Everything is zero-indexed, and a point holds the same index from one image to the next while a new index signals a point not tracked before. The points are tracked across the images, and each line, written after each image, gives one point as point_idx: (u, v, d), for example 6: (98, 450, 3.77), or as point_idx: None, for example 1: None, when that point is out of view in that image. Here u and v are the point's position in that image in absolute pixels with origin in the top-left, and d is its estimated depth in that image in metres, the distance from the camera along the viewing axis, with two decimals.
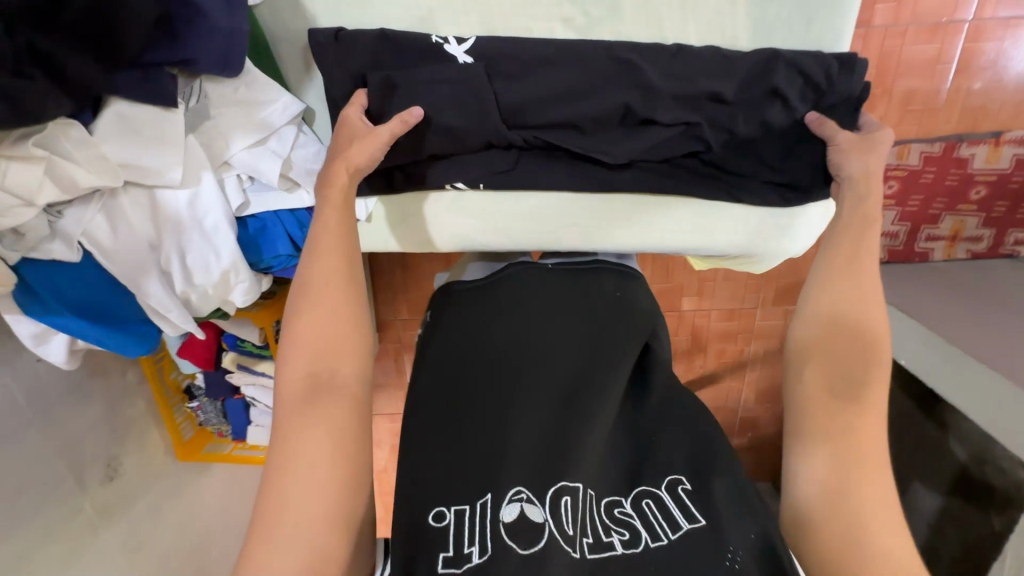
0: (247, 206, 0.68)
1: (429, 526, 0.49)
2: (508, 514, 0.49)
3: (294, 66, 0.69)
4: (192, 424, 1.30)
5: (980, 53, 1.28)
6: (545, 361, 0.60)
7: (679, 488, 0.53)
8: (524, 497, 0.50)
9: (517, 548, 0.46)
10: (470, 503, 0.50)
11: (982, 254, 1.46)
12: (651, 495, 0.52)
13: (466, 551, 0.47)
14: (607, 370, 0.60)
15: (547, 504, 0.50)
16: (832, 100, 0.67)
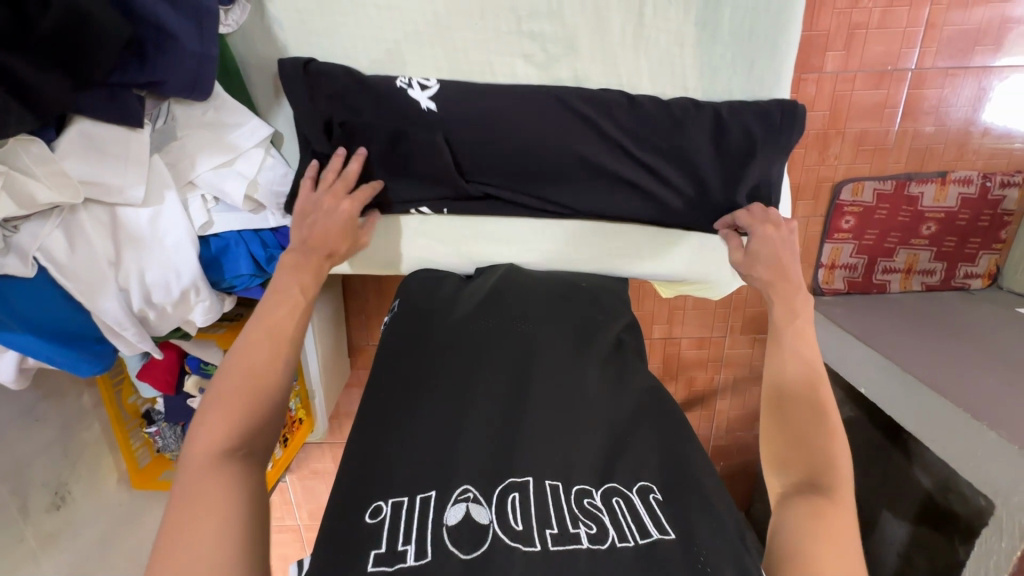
0: (211, 225, 0.68)
1: (364, 524, 0.46)
2: (452, 515, 0.46)
3: (264, 91, 0.72)
4: (149, 450, 1.24)
5: (923, 100, 1.37)
6: (489, 361, 0.61)
7: (650, 496, 0.50)
8: (469, 497, 0.47)
9: (460, 553, 0.43)
10: (410, 498, 0.48)
11: (936, 287, 1.53)
12: (621, 494, 0.50)
13: (400, 549, 0.44)
14: (555, 366, 0.61)
15: (493, 504, 0.47)
16: (773, 136, 0.71)
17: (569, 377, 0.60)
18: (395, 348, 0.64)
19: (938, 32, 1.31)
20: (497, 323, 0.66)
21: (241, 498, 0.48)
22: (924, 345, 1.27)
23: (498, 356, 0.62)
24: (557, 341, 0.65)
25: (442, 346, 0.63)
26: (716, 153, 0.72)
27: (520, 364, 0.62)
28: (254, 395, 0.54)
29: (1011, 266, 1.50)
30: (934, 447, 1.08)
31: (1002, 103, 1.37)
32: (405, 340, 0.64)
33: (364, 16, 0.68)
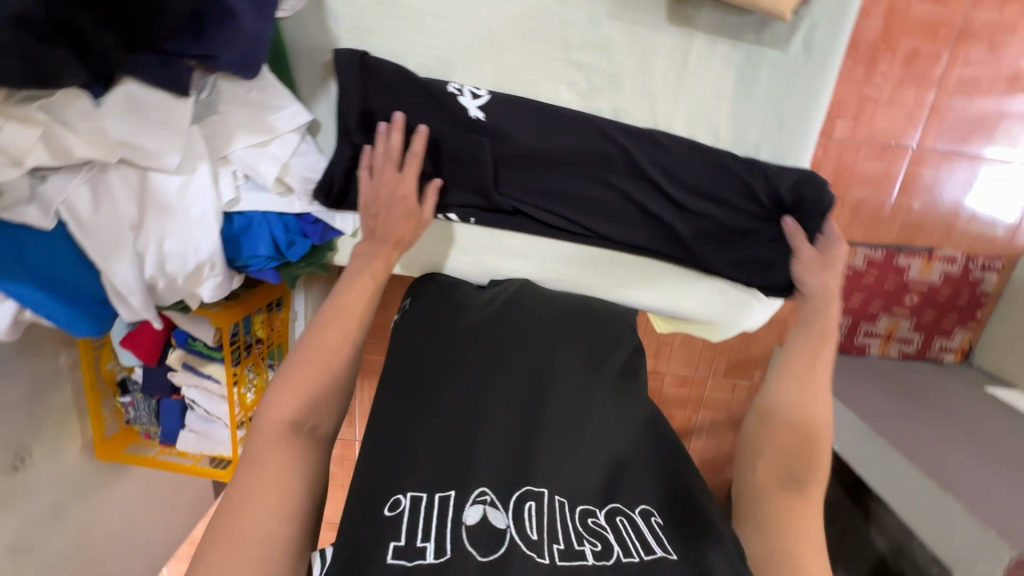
0: (237, 203, 0.68)
1: (382, 516, 0.46)
2: (470, 516, 0.46)
3: (309, 80, 0.72)
4: (118, 421, 1.21)
5: (919, 177, 1.45)
6: (507, 367, 0.62)
7: (652, 518, 0.51)
8: (486, 500, 0.48)
9: (477, 554, 0.43)
10: (429, 495, 0.48)
11: (912, 356, 1.59)
12: (624, 515, 0.50)
13: (418, 545, 0.43)
14: (568, 380, 0.63)
15: (510, 510, 0.48)
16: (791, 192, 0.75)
17: (581, 393, 0.62)
18: (405, 346, 0.65)
19: (940, 117, 1.40)
20: (511, 331, 0.67)
21: (299, 480, 0.50)
22: (900, 412, 1.31)
23: (514, 364, 0.63)
24: (569, 358, 0.66)
25: (460, 346, 0.64)
26: (755, 215, 0.76)
27: (536, 375, 0.62)
28: (330, 371, 0.56)
29: (983, 345, 1.57)
30: (900, 512, 1.11)
31: (990, 192, 1.46)
32: (414, 337, 0.65)
33: (420, 22, 0.70)
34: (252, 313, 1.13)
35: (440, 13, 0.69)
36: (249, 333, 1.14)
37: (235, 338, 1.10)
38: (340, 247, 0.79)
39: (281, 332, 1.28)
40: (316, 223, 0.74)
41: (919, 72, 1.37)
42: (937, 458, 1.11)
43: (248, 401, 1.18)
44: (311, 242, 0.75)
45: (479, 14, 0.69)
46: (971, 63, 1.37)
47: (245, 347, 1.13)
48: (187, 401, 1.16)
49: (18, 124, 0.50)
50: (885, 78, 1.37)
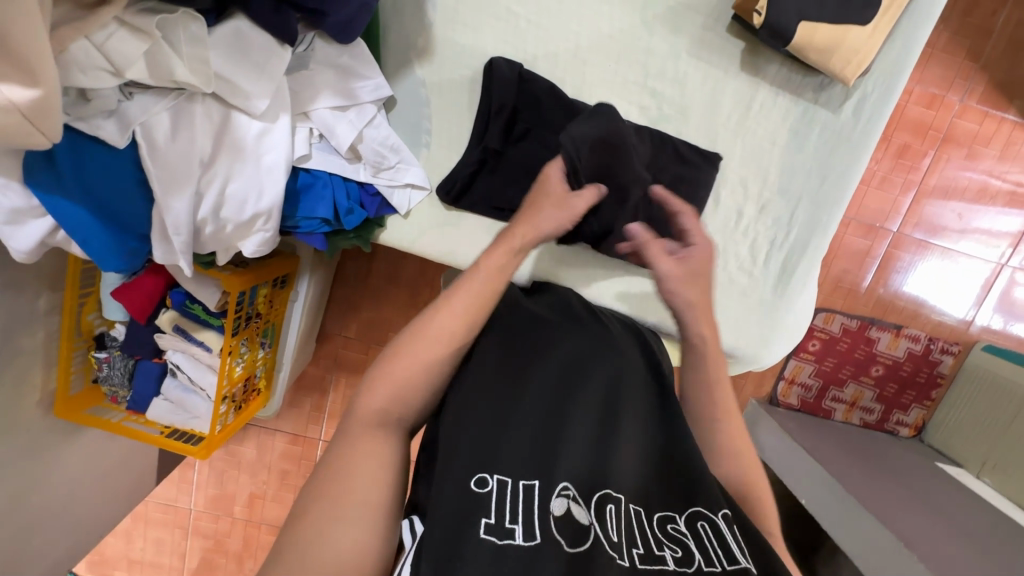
0: (307, 159, 0.67)
1: (471, 492, 0.48)
2: (556, 508, 0.49)
3: (395, 58, 0.74)
4: (84, 378, 1.11)
5: (897, 259, 1.58)
6: (582, 375, 0.63)
7: (733, 526, 0.50)
8: (569, 495, 0.50)
9: (565, 544, 0.45)
10: (513, 480, 0.50)
11: (872, 425, 1.68)
12: (708, 520, 0.51)
13: (506, 527, 0.46)
14: (639, 400, 0.64)
15: (592, 508, 0.50)
16: (818, 235, 0.80)
17: (647, 406, 0.63)
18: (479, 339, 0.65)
19: (920, 207, 1.55)
20: (581, 337, 0.68)
21: (383, 478, 0.50)
22: (867, 475, 1.37)
23: (586, 368, 0.64)
24: (634, 370, 0.68)
25: (533, 345, 0.65)
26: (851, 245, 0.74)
27: (606, 382, 0.64)
28: (425, 366, 0.55)
29: (934, 424, 1.68)
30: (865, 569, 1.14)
31: (957, 284, 1.61)
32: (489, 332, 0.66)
33: (512, 24, 0.73)
34: (259, 284, 1.09)
35: (534, 20, 0.73)
36: (252, 305, 1.09)
37: (239, 306, 1.06)
38: (389, 225, 0.78)
39: (278, 311, 1.23)
40: (376, 196, 0.73)
41: (908, 163, 1.53)
42: (903, 522, 1.16)
43: (236, 375, 1.12)
44: (366, 214, 0.73)
45: (570, 28, 0.73)
46: (951, 165, 1.54)
47: (246, 318, 1.09)
48: (169, 365, 1.11)
49: (130, 34, 0.49)
50: (879, 164, 1.53)
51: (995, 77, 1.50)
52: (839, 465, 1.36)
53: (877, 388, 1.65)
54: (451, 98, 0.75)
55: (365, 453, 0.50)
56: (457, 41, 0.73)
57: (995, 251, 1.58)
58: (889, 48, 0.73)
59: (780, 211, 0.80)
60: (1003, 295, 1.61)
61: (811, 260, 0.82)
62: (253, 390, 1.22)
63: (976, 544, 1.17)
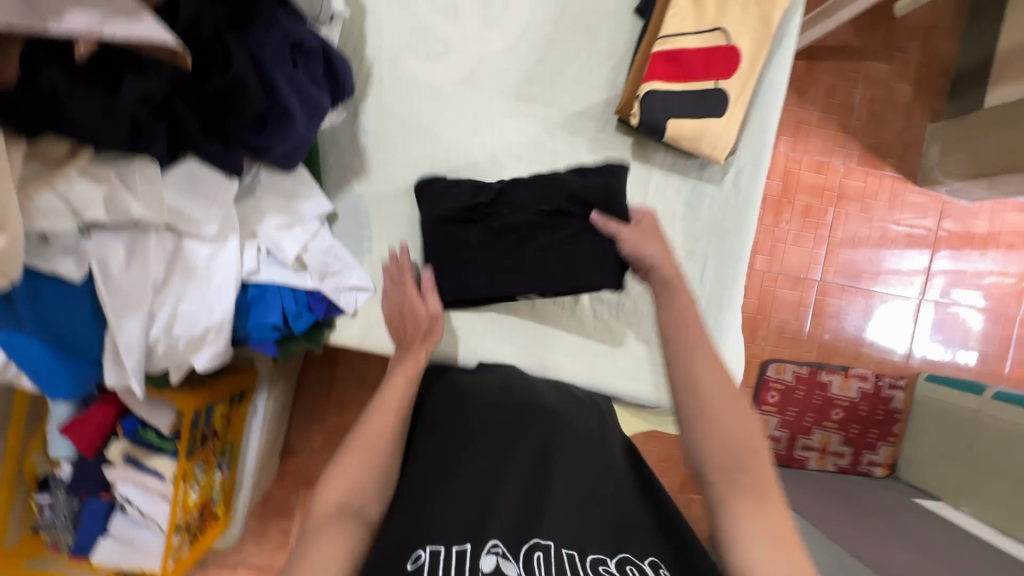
0: (256, 274, 0.73)
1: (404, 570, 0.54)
2: (486, 564, 0.54)
3: (336, 179, 0.84)
4: (24, 527, 1.05)
5: (827, 305, 1.72)
6: (512, 441, 0.70)
7: (660, 570, 0.58)
8: (498, 551, 0.55)
9: None
10: (445, 548, 0.56)
11: (847, 469, 1.71)
12: (636, 563, 0.58)
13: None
14: None
15: (520, 560, 0.55)
16: (727, 289, 0.91)
17: (581, 457, 0.69)
18: (432, 429, 0.72)
19: (835, 257, 1.73)
20: (514, 402, 0.75)
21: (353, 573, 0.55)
22: (846, 519, 1.38)
23: (517, 433, 0.71)
24: (568, 424, 0.74)
25: (467, 418, 0.72)
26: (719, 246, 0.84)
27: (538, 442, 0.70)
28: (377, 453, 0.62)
29: (904, 459, 1.72)
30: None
31: (887, 322, 1.74)
32: (442, 421, 0.72)
33: (435, 141, 0.85)
34: (216, 401, 1.09)
35: (453, 138, 0.85)
36: (209, 424, 1.09)
37: (195, 427, 1.05)
38: (339, 325, 0.84)
39: (236, 427, 1.21)
40: (323, 299, 0.79)
41: (813, 221, 1.73)
42: (885, 561, 1.16)
43: (192, 502, 1.08)
44: (314, 317, 0.79)
45: (484, 140, 0.86)
46: (851, 218, 1.74)
47: (202, 439, 1.07)
48: (118, 499, 1.05)
49: (92, 184, 0.56)
50: (789, 225, 1.72)
51: (866, 143, 1.76)
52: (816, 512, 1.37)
53: (841, 430, 1.70)
54: (387, 207, 0.85)
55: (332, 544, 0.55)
56: (388, 159, 0.84)
57: (910, 287, 1.74)
58: (748, 132, 0.88)
59: (690, 273, 0.90)
60: (930, 327, 1.74)
61: (726, 313, 0.91)
62: (210, 517, 1.17)
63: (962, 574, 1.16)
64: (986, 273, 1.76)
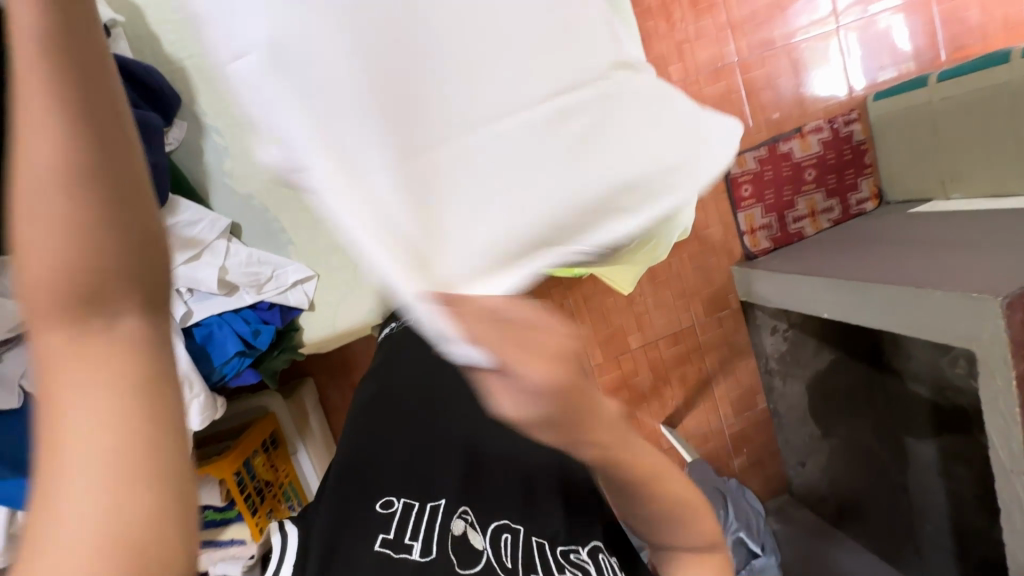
0: (192, 315, 0.75)
1: (381, 514, 0.75)
2: (455, 529, 0.73)
3: (225, 196, 0.81)
4: None
5: (756, 81, 1.79)
6: (469, 430, 0.93)
7: (588, 553, 0.76)
8: (467, 523, 0.75)
9: (462, 567, 0.67)
10: (422, 507, 0.77)
11: (840, 219, 1.88)
12: (508, 532, 0.76)
13: (406, 541, 0.70)
14: (513, 443, 0.91)
15: (486, 536, 0.74)
16: None
17: (520, 452, 0.89)
18: (448, 392, 0.99)
19: (740, 26, 1.75)
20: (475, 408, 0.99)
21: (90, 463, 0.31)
22: (852, 258, 1.51)
23: (484, 442, 0.91)
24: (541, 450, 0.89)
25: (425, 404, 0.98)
26: None
27: (495, 447, 0.91)
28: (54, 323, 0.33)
29: (886, 183, 1.88)
30: (904, 331, 1.23)
31: (820, 77, 1.83)
32: (455, 381, 1.01)
33: None
34: (252, 455, 1.09)
35: None
36: (258, 477, 1.09)
37: (247, 486, 1.06)
38: (303, 325, 0.87)
39: (288, 469, 1.23)
40: (272, 308, 0.80)
41: (706, 6, 1.72)
42: (901, 275, 1.26)
43: None
44: (273, 326, 0.81)
45: None
46: None
47: (259, 493, 1.08)
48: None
49: None
50: (685, 22, 1.72)
51: None
52: (816, 255, 1.63)
53: (822, 188, 1.86)
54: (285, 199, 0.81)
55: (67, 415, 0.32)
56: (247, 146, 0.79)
57: (806, 18, 1.77)
58: None
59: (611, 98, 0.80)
60: (857, 48, 1.81)
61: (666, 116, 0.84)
62: None
63: (962, 246, 1.31)
64: None
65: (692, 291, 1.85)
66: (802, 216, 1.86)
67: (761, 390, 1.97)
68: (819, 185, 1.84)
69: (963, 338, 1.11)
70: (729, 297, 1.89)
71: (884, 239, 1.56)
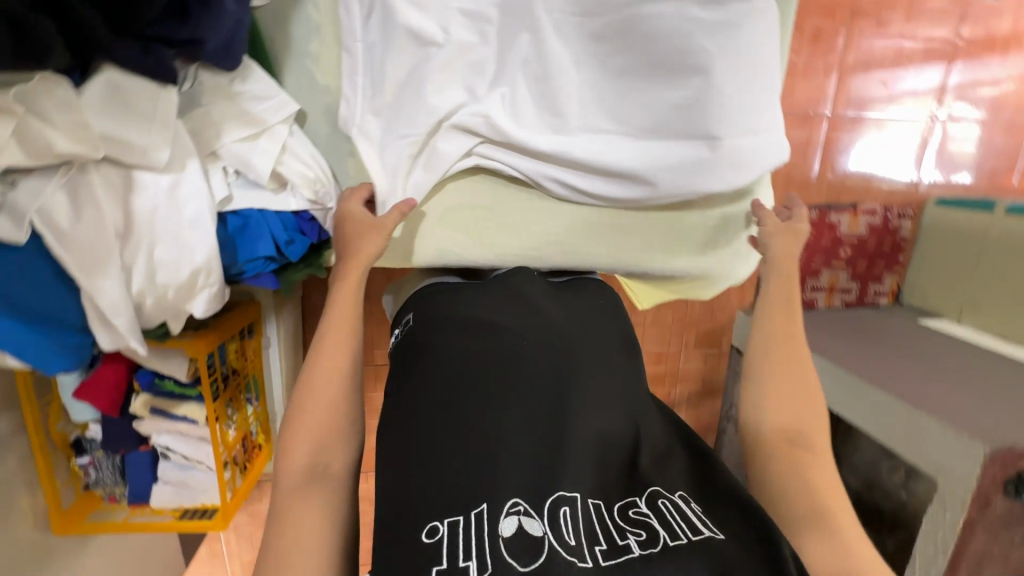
0: (231, 201, 0.68)
1: (425, 543, 0.58)
2: (507, 528, 0.59)
3: (297, 78, 0.75)
4: (75, 487, 1.06)
5: (838, 140, 1.73)
6: (491, 385, 0.71)
7: (670, 500, 0.66)
8: (520, 510, 0.60)
9: (520, 565, 0.55)
10: (463, 515, 0.60)
11: (853, 303, 1.85)
12: (565, 505, 0.62)
13: (461, 565, 0.55)
14: (548, 384, 0.72)
15: (545, 519, 0.60)
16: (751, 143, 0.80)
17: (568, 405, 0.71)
18: (449, 334, 0.76)
19: (847, 79, 1.67)
20: (490, 345, 0.75)
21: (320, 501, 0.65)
22: (852, 347, 1.52)
23: (512, 394, 0.70)
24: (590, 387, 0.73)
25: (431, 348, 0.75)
26: None
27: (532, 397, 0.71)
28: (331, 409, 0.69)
29: (908, 285, 1.87)
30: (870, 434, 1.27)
31: (903, 159, 1.79)
32: (454, 323, 0.77)
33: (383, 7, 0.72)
34: (227, 340, 1.04)
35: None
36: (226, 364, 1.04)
37: (213, 370, 1.00)
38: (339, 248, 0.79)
39: (254, 362, 1.18)
40: (314, 221, 0.74)
41: (824, 46, 1.63)
42: (898, 384, 1.28)
43: (231, 439, 1.08)
44: (309, 240, 0.74)
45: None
46: (865, 37, 1.65)
47: (223, 379, 1.03)
48: (159, 449, 1.03)
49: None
50: (798, 55, 1.62)
51: None
52: (821, 330, 1.64)
53: (849, 268, 1.81)
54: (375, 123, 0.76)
55: (309, 521, 0.63)
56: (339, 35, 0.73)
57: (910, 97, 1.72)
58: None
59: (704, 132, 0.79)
60: (941, 144, 1.79)
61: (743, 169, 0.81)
62: (253, 449, 1.18)
63: (961, 377, 1.34)
64: (1006, 82, 1.78)
65: (691, 320, 1.84)
66: (820, 287, 1.81)
67: (714, 430, 2.01)
68: (847, 265, 1.79)
69: (930, 464, 1.14)
70: (722, 338, 1.90)
71: (889, 339, 1.59)
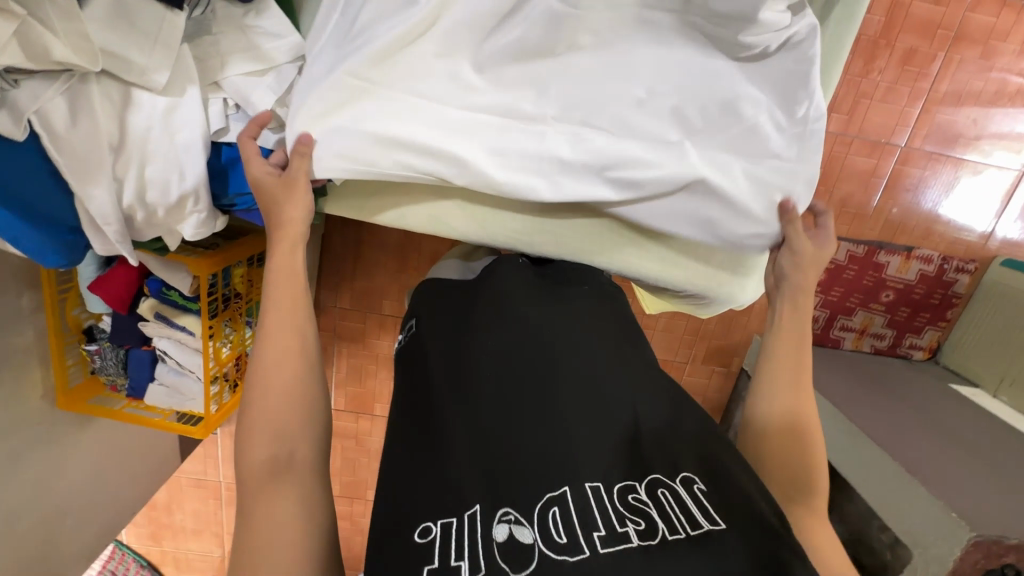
0: (226, 133, 0.73)
1: (416, 544, 0.53)
2: (499, 533, 0.52)
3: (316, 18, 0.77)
4: (82, 370, 1.15)
5: (906, 175, 1.58)
6: (476, 378, 0.67)
7: (693, 487, 0.58)
8: (512, 518, 0.53)
9: (510, 570, 0.49)
10: (456, 516, 0.54)
11: (883, 350, 1.73)
12: (559, 504, 0.54)
13: (452, 565, 0.50)
14: (538, 385, 0.67)
15: (537, 522, 0.53)
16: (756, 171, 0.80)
17: (565, 407, 0.64)
18: (441, 339, 0.76)
19: (933, 110, 1.52)
20: (488, 338, 0.72)
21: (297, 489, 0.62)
22: (864, 396, 1.43)
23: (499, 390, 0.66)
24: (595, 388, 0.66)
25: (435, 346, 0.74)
26: None
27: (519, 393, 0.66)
28: (290, 394, 0.66)
29: (949, 344, 1.73)
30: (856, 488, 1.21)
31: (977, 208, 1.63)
32: (446, 318, 0.79)
33: None
34: (233, 264, 1.09)
35: None
36: (228, 286, 1.09)
37: (214, 290, 1.05)
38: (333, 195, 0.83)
39: (260, 289, 1.23)
40: None
41: (915, 70, 1.48)
42: (901, 446, 1.21)
43: (224, 357, 1.14)
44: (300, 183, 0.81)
45: None
46: (965, 67, 1.48)
47: (223, 300, 1.08)
48: (158, 352, 1.11)
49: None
50: (882, 75, 1.48)
51: None
52: (838, 372, 1.56)
53: (887, 314, 1.68)
54: None
55: (280, 519, 0.59)
56: None
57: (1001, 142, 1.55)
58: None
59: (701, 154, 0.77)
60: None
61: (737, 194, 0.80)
62: (245, 370, 1.24)
63: (975, 454, 1.24)
64: None
65: (704, 334, 1.78)
66: (850, 327, 1.70)
67: None
68: (886, 311, 1.67)
69: (911, 535, 1.08)
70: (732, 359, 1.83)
71: (909, 397, 1.48)
